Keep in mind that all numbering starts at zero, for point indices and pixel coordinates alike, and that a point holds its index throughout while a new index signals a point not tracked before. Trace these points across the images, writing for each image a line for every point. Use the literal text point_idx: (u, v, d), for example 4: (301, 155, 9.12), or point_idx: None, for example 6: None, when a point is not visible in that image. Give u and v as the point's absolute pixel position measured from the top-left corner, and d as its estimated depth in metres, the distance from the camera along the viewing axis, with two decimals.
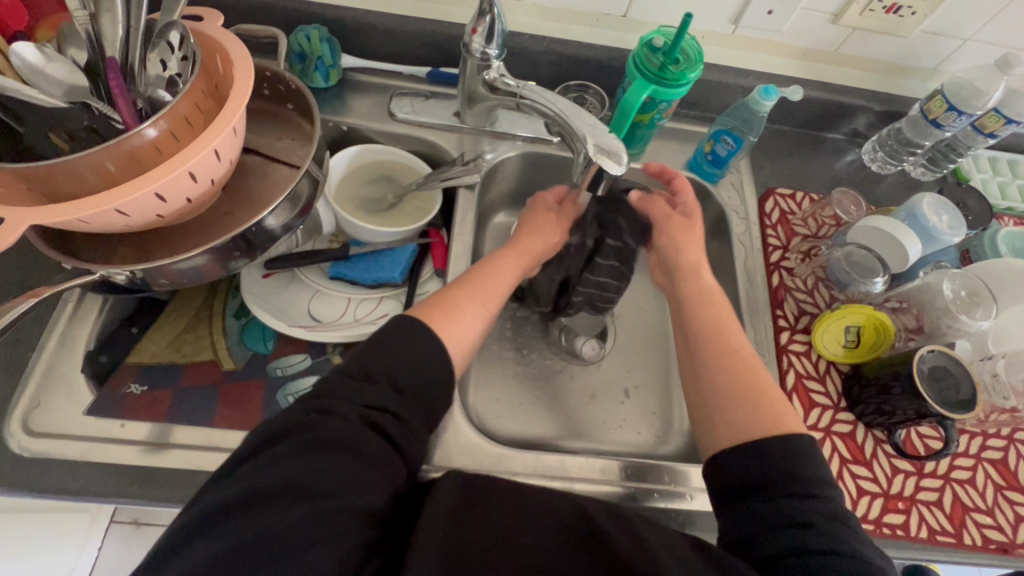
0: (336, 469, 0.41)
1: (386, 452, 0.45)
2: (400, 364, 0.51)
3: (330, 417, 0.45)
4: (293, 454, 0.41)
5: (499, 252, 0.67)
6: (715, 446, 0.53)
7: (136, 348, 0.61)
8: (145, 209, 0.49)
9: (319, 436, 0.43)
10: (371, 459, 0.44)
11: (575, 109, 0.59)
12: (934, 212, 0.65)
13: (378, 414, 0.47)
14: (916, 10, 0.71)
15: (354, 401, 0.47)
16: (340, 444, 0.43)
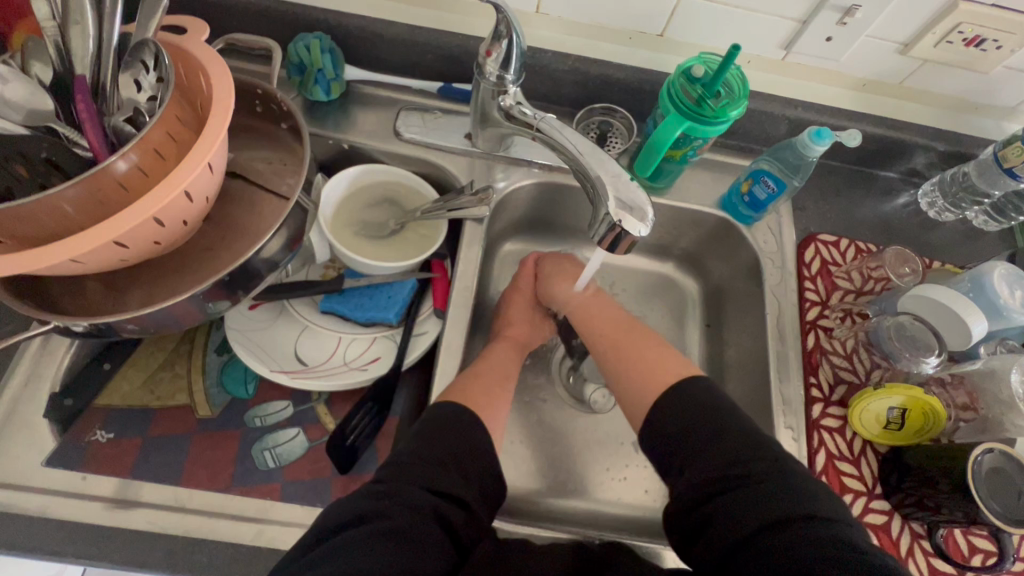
0: (404, 561, 0.41)
1: (447, 542, 0.45)
2: (460, 446, 0.51)
3: (395, 502, 0.45)
4: (366, 541, 0.41)
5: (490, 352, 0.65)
6: None
7: (107, 388, 0.57)
8: (104, 256, 0.43)
9: (385, 524, 0.43)
10: (434, 548, 0.43)
11: (598, 153, 0.52)
12: (1005, 286, 0.57)
13: (443, 501, 0.47)
14: (1002, 43, 0.61)
15: (420, 484, 0.47)
16: (409, 536, 0.43)
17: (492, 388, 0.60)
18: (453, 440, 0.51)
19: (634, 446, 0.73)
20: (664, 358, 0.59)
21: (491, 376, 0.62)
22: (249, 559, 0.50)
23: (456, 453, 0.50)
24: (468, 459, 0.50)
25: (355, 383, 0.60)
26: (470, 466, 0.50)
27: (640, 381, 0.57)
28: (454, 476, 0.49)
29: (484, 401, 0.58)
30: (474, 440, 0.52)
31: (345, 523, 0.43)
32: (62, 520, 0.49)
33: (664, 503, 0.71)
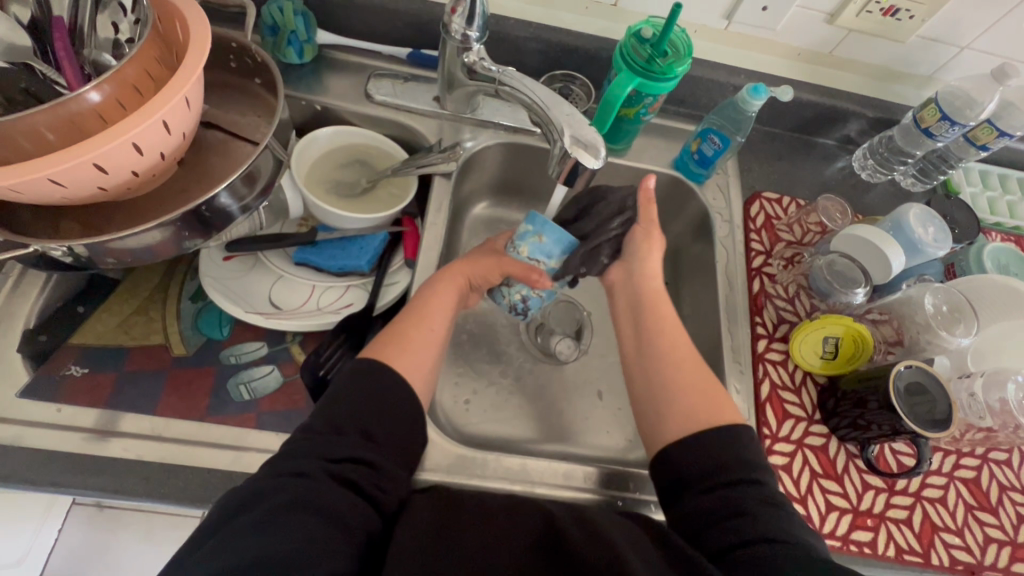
0: (309, 533, 0.40)
1: (357, 505, 0.44)
2: (372, 411, 0.50)
3: (296, 479, 0.43)
4: (267, 522, 0.39)
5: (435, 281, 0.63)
6: (685, 430, 0.53)
7: (82, 328, 0.58)
8: (83, 180, 0.45)
9: (287, 497, 0.41)
10: (346, 513, 0.43)
11: (555, 99, 0.56)
12: (919, 224, 0.64)
13: (351, 467, 0.46)
14: (913, 13, 0.68)
15: (323, 455, 0.46)
16: (310, 506, 0.41)
17: (427, 336, 0.58)
18: (365, 406, 0.50)
19: (597, 394, 0.78)
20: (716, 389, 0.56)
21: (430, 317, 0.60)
22: (225, 483, 0.52)
23: (365, 418, 0.49)
24: (382, 423, 0.50)
25: (328, 325, 0.63)
26: (387, 427, 0.50)
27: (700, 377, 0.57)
28: (362, 442, 0.48)
29: (418, 345, 0.57)
30: (387, 402, 0.51)
31: (245, 498, 0.42)
32: (37, 448, 0.50)
33: (628, 444, 0.75)
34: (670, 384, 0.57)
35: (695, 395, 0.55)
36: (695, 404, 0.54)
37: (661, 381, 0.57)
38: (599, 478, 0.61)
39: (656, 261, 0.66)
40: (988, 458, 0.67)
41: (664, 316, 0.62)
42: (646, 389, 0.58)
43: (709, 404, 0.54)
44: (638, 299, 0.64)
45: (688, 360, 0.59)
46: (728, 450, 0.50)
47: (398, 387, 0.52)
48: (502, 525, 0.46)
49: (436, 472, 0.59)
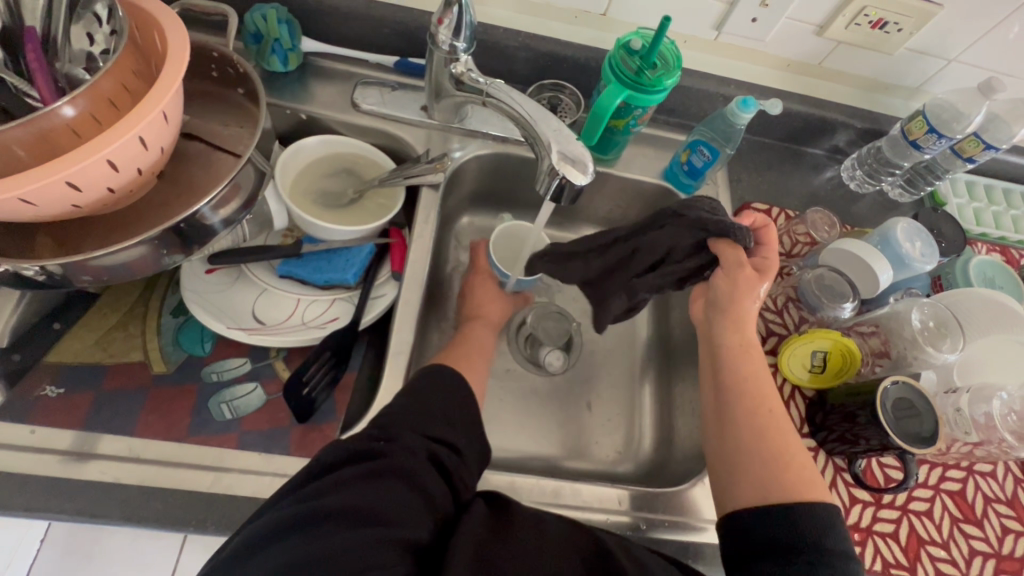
0: (399, 498, 0.42)
1: (439, 484, 0.46)
2: (452, 400, 0.52)
3: (391, 444, 0.46)
4: (361, 480, 0.42)
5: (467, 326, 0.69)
6: (757, 499, 0.49)
7: (58, 346, 0.57)
8: (56, 198, 0.44)
9: (387, 460, 0.44)
10: (430, 484, 0.45)
11: (544, 113, 0.56)
12: (907, 238, 0.64)
13: (442, 448, 0.48)
14: (902, 26, 0.68)
15: (416, 430, 0.48)
16: (401, 473, 0.43)
17: (473, 355, 0.64)
18: (446, 396, 0.52)
19: (587, 406, 0.78)
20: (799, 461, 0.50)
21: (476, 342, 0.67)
22: (205, 505, 0.51)
23: (450, 407, 0.52)
24: (459, 413, 0.52)
25: (312, 341, 0.62)
26: (459, 419, 0.52)
27: (788, 445, 0.52)
28: (445, 425, 0.50)
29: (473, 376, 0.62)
30: (464, 399, 0.53)
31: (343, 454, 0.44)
32: (10, 472, 0.49)
33: (616, 457, 0.75)
34: (750, 448, 0.52)
35: (772, 460, 0.50)
36: (775, 477, 0.49)
37: (742, 443, 0.53)
38: (631, 501, 0.60)
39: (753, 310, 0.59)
40: (974, 470, 0.68)
41: (763, 376, 0.57)
42: (724, 452, 0.54)
43: (793, 479, 0.49)
44: (739, 350, 0.58)
45: (783, 425, 0.53)
46: (787, 525, 0.45)
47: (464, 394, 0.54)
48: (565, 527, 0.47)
49: None
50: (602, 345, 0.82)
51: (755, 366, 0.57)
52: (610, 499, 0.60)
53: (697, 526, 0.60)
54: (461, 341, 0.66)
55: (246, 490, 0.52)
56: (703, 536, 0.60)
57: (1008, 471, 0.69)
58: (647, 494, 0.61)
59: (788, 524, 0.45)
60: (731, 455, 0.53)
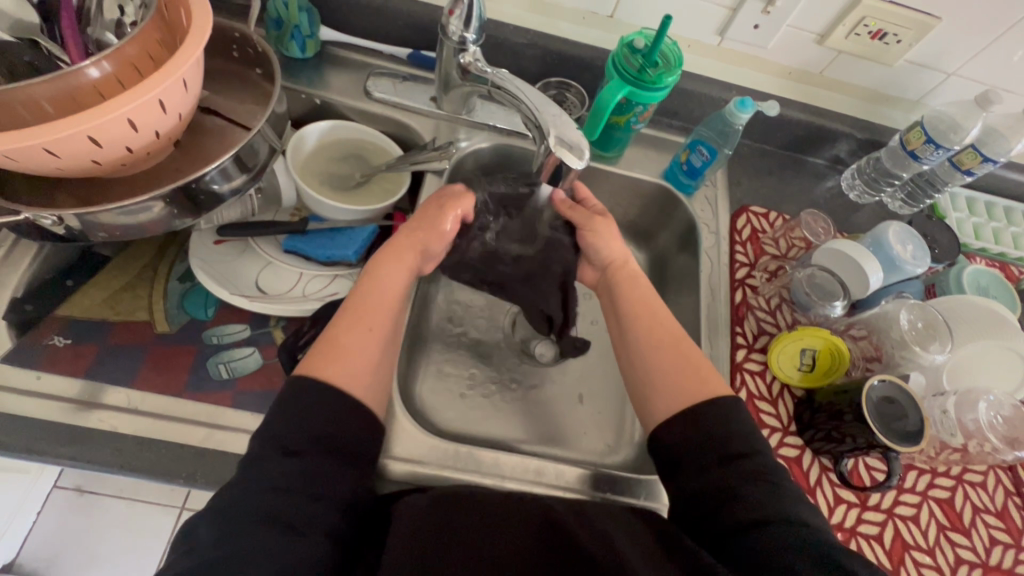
0: (275, 545, 0.41)
1: (320, 510, 0.44)
2: (310, 424, 0.47)
3: (252, 490, 0.43)
4: (226, 538, 0.41)
5: (367, 274, 0.59)
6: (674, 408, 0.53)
7: (69, 301, 0.59)
8: (77, 152, 0.47)
9: (247, 512, 0.42)
10: (308, 518, 0.44)
11: (544, 101, 0.58)
12: (898, 242, 0.65)
13: (305, 483, 0.45)
14: (901, 38, 0.70)
15: (273, 477, 0.44)
16: (266, 520, 0.42)
17: (363, 336, 0.54)
18: (311, 419, 0.47)
19: (578, 397, 0.78)
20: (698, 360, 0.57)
21: (371, 316, 0.56)
22: (196, 458, 0.52)
23: (303, 432, 0.46)
24: (320, 425, 0.47)
25: (310, 311, 0.64)
26: (331, 431, 0.47)
27: (682, 354, 0.58)
28: (302, 456, 0.46)
29: (354, 343, 0.53)
30: (316, 413, 0.47)
31: (192, 528, 0.42)
32: (13, 413, 0.51)
33: (606, 448, 0.75)
34: (653, 363, 0.57)
35: (678, 374, 0.55)
36: (686, 383, 0.54)
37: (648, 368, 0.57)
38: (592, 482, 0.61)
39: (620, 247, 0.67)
40: (963, 480, 0.67)
41: (651, 301, 0.63)
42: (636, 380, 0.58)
43: (702, 382, 0.54)
44: (628, 283, 0.65)
45: (676, 342, 0.59)
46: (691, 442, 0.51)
47: (328, 398, 0.48)
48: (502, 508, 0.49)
49: (410, 460, 0.58)
50: (596, 340, 0.83)
51: (645, 294, 0.63)
52: (591, 481, 0.61)
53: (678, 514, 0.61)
54: (353, 307, 0.56)
55: (236, 447, 0.53)
56: None
57: (997, 483, 0.68)
58: (630, 481, 0.61)
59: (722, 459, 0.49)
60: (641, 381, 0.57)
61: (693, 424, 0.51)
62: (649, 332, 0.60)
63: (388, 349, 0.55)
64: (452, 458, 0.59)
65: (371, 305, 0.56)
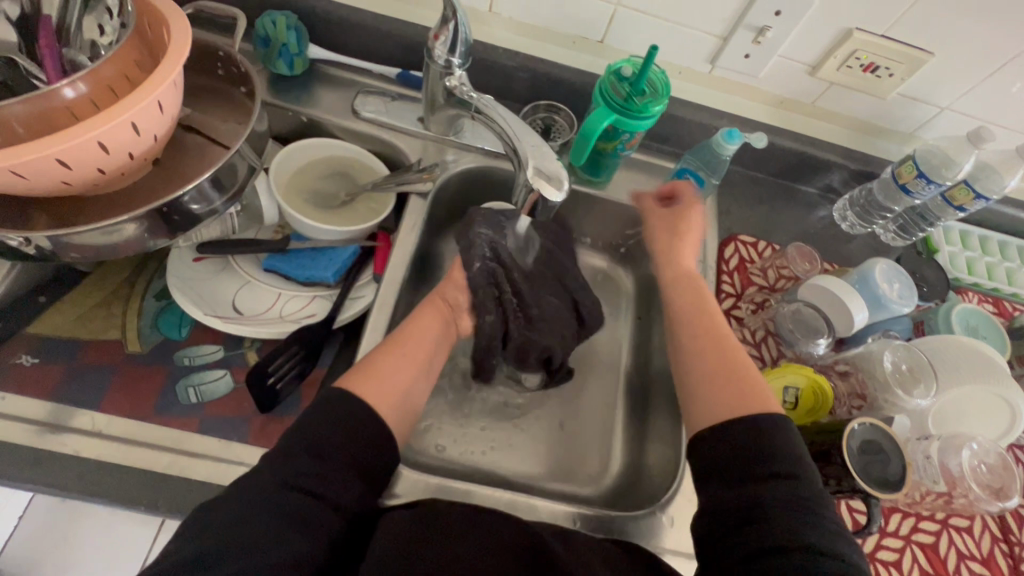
0: (273, 545, 0.41)
1: (320, 514, 0.44)
2: (324, 429, 0.47)
3: (255, 487, 0.43)
4: (222, 527, 0.40)
5: (420, 312, 0.62)
6: (715, 417, 0.52)
7: (40, 318, 0.58)
8: (47, 174, 0.46)
9: (245, 507, 0.42)
10: (307, 519, 0.43)
11: (525, 130, 0.57)
12: (885, 279, 0.64)
13: (308, 487, 0.44)
14: (893, 71, 0.69)
15: (279, 476, 0.44)
16: (262, 516, 0.41)
17: (400, 364, 0.56)
18: (320, 426, 0.48)
19: (559, 425, 0.77)
20: (745, 374, 0.55)
21: (405, 346, 0.58)
22: (158, 485, 0.51)
23: (324, 440, 0.47)
24: (334, 438, 0.47)
25: (284, 334, 0.63)
26: (339, 439, 0.47)
27: (735, 366, 0.56)
28: (311, 461, 0.46)
29: (392, 371, 0.55)
30: (335, 426, 0.48)
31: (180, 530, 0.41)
32: None
33: (584, 479, 0.74)
34: (699, 373, 0.57)
35: (725, 387, 0.54)
36: (726, 396, 0.53)
37: (695, 374, 0.57)
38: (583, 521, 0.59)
39: (689, 253, 0.69)
40: (948, 524, 0.65)
41: (706, 308, 0.63)
42: (683, 387, 0.58)
43: (742, 398, 0.52)
44: (681, 282, 0.67)
45: (729, 352, 0.58)
46: (746, 463, 0.47)
47: (355, 408, 0.50)
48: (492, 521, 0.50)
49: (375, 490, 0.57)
50: (579, 368, 0.82)
51: (709, 307, 0.63)
52: (563, 517, 0.59)
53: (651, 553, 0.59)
54: (398, 335, 0.59)
55: (200, 474, 0.52)
56: None
57: (983, 528, 0.66)
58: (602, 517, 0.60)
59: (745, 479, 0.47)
60: (686, 387, 0.58)
61: (725, 437, 0.49)
62: (700, 340, 0.60)
63: (419, 377, 0.57)
64: (422, 490, 0.58)
65: (406, 338, 0.59)
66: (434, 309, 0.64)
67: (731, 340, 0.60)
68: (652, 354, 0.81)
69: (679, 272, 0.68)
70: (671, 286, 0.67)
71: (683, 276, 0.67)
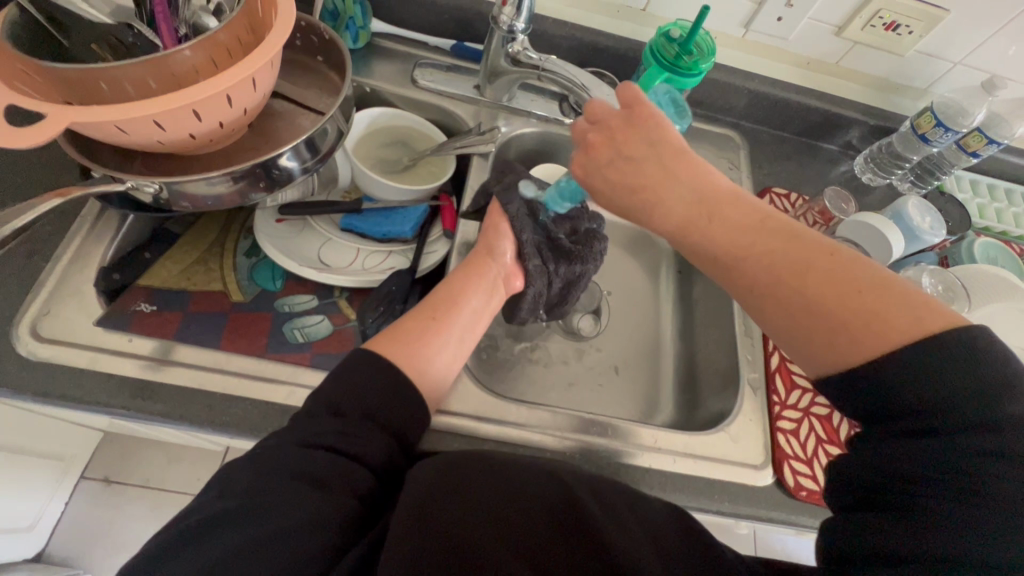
0: (293, 498, 0.41)
1: (341, 466, 0.45)
2: (347, 390, 0.50)
3: (271, 448, 0.45)
4: (241, 493, 0.41)
5: (449, 278, 0.65)
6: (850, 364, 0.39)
7: (149, 272, 0.62)
8: (181, 125, 0.51)
9: (261, 468, 0.43)
10: (321, 471, 0.44)
11: (596, 83, 0.66)
12: (917, 213, 0.71)
13: (319, 445, 0.45)
14: (912, 29, 0.76)
15: (292, 440, 0.46)
16: (280, 470, 0.43)
17: (428, 324, 0.58)
18: (344, 389, 0.50)
19: (614, 368, 0.83)
20: (843, 288, 0.41)
21: (436, 311, 0.60)
22: (282, 414, 0.56)
23: (341, 399, 0.49)
24: (349, 398, 0.49)
25: (374, 283, 0.68)
26: (363, 395, 0.50)
27: (819, 279, 0.42)
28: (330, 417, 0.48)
29: (421, 333, 0.57)
30: (357, 385, 0.50)
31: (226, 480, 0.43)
32: (108, 374, 0.54)
33: (642, 416, 0.80)
34: (809, 309, 0.42)
35: (835, 318, 0.40)
36: (840, 334, 0.40)
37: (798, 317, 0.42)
38: (657, 438, 0.64)
39: (646, 135, 0.53)
40: None
41: (722, 212, 0.48)
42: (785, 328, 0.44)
43: (834, 343, 0.40)
44: (689, 199, 0.49)
45: (799, 259, 0.43)
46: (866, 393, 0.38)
47: (386, 368, 0.52)
48: (522, 479, 0.48)
49: (473, 417, 0.62)
50: (627, 319, 0.89)
51: (755, 217, 0.47)
52: (638, 437, 0.64)
53: (727, 463, 0.64)
54: (429, 300, 0.62)
55: None
56: (734, 476, 0.64)
57: None
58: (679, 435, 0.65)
59: (871, 394, 0.38)
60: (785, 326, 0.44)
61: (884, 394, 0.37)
62: (760, 256, 0.45)
63: (448, 335, 0.59)
64: (511, 415, 0.63)
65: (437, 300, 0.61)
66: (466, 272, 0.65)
67: (792, 240, 0.44)
68: (694, 302, 0.88)
69: (713, 186, 0.49)
70: (679, 185, 0.50)
71: (676, 155, 0.51)
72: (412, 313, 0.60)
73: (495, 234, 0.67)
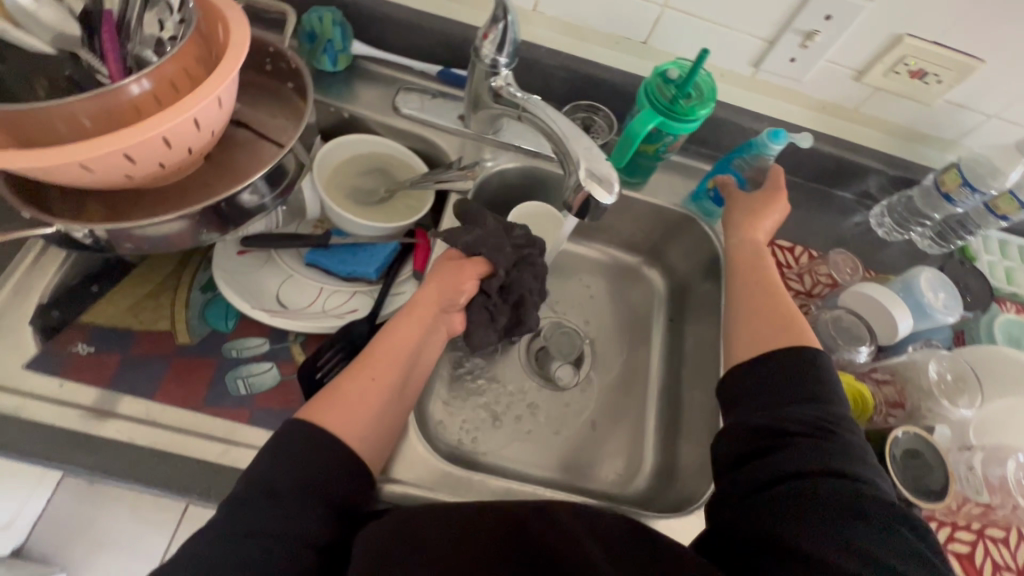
0: None
1: (287, 552, 0.42)
2: (288, 468, 0.45)
3: (215, 534, 0.42)
4: None
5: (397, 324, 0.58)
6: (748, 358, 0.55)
7: (94, 308, 0.60)
8: (113, 168, 0.47)
9: (203, 564, 0.40)
10: (266, 558, 0.41)
11: (576, 132, 0.58)
12: (930, 288, 0.65)
13: (266, 534, 0.42)
14: (941, 78, 0.69)
15: (233, 526, 0.42)
16: (221, 566, 0.40)
17: (370, 387, 0.52)
18: (281, 461, 0.45)
19: (591, 424, 0.78)
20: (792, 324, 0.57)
21: (381, 369, 0.54)
22: (212, 475, 0.53)
23: (275, 476, 0.44)
24: (284, 474, 0.45)
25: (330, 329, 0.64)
26: (292, 474, 0.45)
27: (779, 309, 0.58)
28: (266, 497, 0.44)
29: (358, 398, 0.51)
30: (298, 459, 0.45)
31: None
32: (36, 422, 0.52)
33: (616, 480, 0.75)
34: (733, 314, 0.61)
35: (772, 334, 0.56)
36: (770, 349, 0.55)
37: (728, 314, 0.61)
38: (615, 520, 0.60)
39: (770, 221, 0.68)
40: (985, 534, 0.64)
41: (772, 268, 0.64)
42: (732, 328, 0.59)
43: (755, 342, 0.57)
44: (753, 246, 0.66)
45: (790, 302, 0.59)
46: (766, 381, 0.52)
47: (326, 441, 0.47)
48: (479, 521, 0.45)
49: (420, 486, 0.57)
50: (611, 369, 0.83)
51: (765, 260, 0.65)
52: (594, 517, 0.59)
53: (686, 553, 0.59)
54: (370, 354, 0.55)
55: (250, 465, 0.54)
56: None
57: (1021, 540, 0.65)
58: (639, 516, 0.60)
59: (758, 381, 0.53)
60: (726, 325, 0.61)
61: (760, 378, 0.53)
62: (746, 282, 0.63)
63: (394, 400, 0.53)
64: (459, 485, 0.58)
65: (377, 356, 0.54)
66: (419, 323, 0.58)
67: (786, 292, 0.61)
68: (685, 357, 0.82)
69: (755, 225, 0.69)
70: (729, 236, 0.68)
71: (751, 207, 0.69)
72: (348, 370, 0.53)
73: (458, 278, 0.60)
